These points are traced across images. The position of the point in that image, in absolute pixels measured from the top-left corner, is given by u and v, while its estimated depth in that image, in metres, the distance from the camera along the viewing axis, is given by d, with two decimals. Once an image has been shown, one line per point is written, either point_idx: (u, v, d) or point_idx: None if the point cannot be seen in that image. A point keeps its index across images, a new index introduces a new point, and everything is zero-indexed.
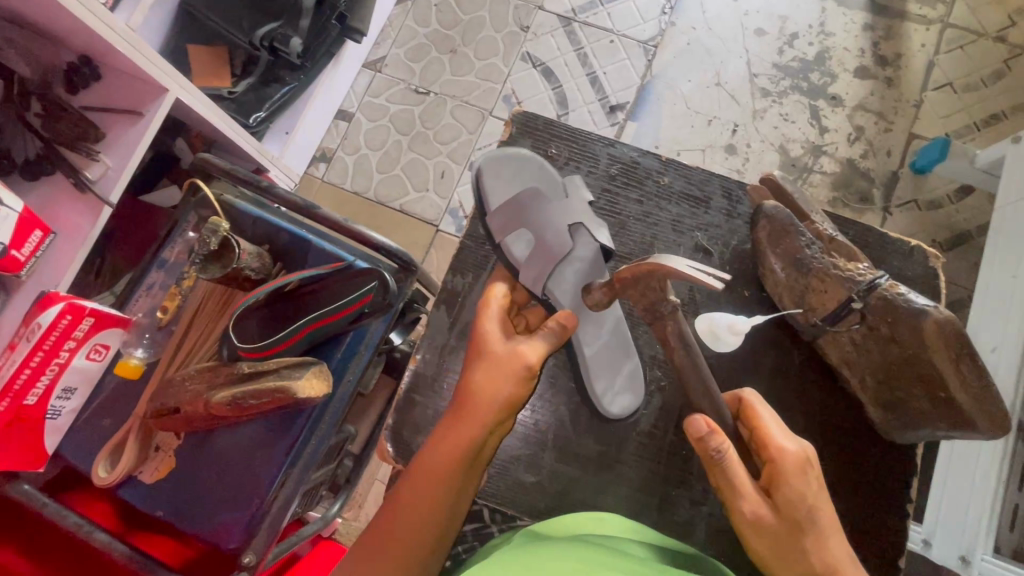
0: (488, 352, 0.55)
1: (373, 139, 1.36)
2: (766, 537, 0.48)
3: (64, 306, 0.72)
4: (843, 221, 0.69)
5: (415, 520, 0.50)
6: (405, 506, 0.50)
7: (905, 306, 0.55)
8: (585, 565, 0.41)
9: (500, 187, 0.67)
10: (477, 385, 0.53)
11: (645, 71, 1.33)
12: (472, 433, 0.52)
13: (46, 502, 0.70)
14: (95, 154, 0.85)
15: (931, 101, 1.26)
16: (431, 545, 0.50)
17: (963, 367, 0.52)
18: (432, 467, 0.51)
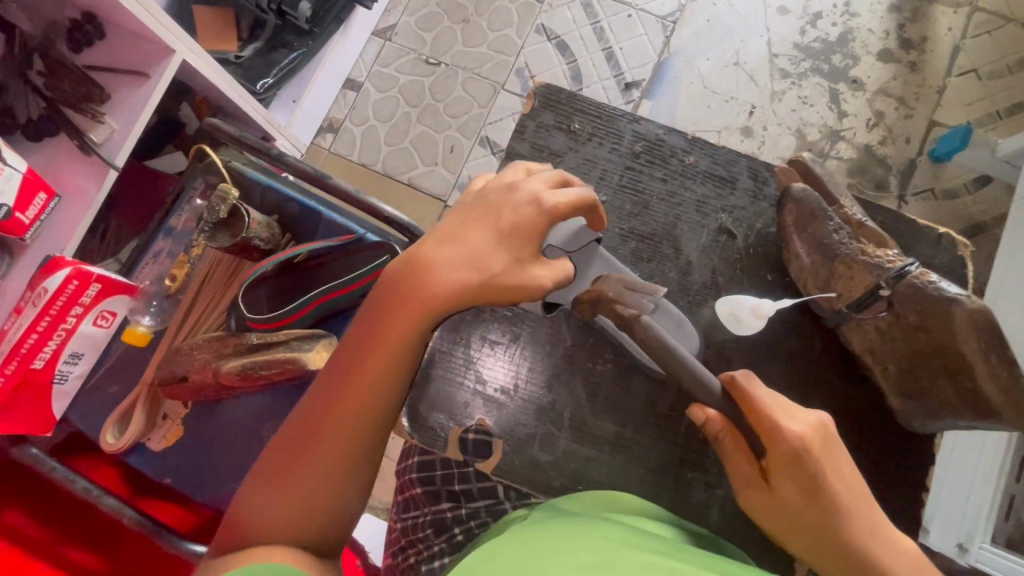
0: (476, 216, 0.48)
1: (382, 109, 1.32)
2: (772, 521, 0.49)
3: (71, 271, 0.70)
4: (870, 207, 0.68)
5: (364, 389, 0.47)
6: (350, 375, 0.48)
7: (937, 294, 0.55)
8: (613, 546, 0.41)
9: None
10: (441, 264, 0.46)
11: (663, 47, 1.30)
12: (427, 307, 0.46)
13: (55, 467, 0.69)
14: (100, 116, 0.83)
15: (954, 87, 1.23)
16: (363, 425, 0.48)
17: (992, 358, 0.52)
18: (383, 338, 0.47)
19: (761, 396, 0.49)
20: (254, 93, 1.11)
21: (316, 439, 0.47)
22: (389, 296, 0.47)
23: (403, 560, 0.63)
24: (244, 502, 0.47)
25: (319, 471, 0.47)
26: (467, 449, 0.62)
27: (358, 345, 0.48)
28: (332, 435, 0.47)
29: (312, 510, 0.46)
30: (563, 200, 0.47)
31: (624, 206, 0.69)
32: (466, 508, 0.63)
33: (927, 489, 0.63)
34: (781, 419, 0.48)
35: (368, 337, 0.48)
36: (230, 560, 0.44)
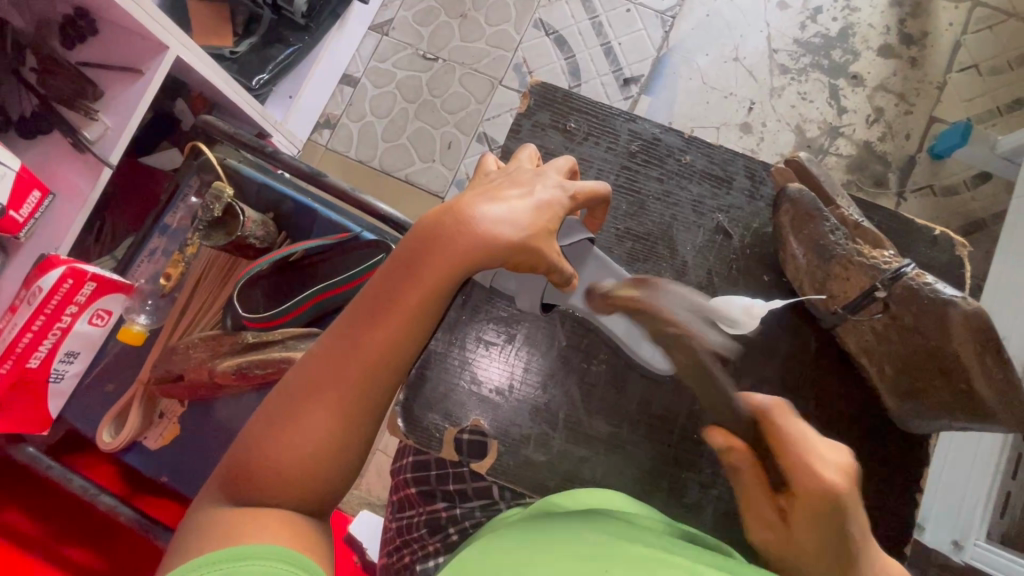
0: (511, 182, 0.49)
1: (379, 105, 1.32)
2: (793, 567, 0.45)
3: (65, 270, 0.70)
4: (867, 206, 0.68)
5: (385, 337, 0.45)
6: (369, 321, 0.45)
7: (934, 297, 0.55)
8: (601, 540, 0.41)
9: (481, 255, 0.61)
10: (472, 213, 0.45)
11: (662, 42, 1.29)
12: (460, 256, 0.45)
13: (51, 466, 0.70)
14: (94, 113, 0.82)
15: (955, 83, 1.22)
16: (382, 371, 0.45)
17: (986, 359, 0.52)
18: (408, 285, 0.45)
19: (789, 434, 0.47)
20: (248, 89, 1.11)
21: (329, 383, 0.44)
22: (422, 243, 0.45)
23: (398, 560, 0.63)
24: (247, 444, 0.44)
25: (327, 418, 0.44)
26: (463, 449, 0.62)
27: (381, 291, 0.46)
28: (345, 381, 0.44)
29: (315, 459, 0.43)
30: (581, 188, 0.51)
31: (620, 206, 0.68)
32: (462, 508, 0.62)
33: (923, 489, 0.63)
34: (813, 463, 0.45)
35: (392, 279, 0.46)
36: (231, 512, 0.41)
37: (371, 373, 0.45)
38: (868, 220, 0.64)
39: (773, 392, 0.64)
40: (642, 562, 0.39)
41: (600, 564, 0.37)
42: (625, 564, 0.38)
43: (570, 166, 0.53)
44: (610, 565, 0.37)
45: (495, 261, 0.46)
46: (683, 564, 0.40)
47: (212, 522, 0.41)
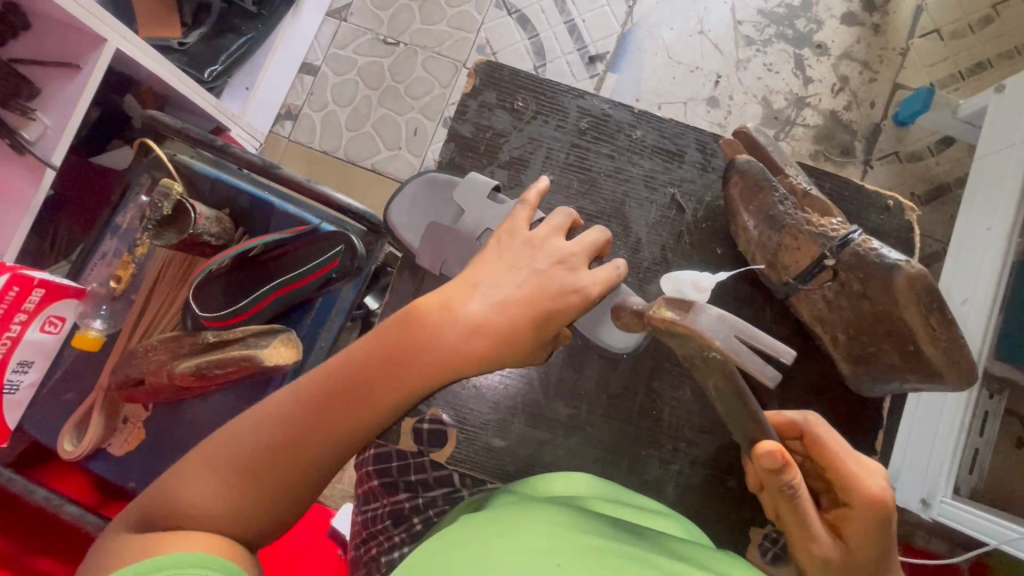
0: (515, 259, 0.49)
1: (341, 94, 1.28)
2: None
3: (9, 278, 0.67)
4: (819, 175, 0.68)
5: (354, 407, 0.45)
6: (335, 400, 0.45)
7: (877, 261, 0.55)
8: (560, 539, 0.40)
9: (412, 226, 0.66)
10: (468, 304, 0.46)
11: (626, 18, 1.27)
12: (440, 363, 0.45)
13: (12, 478, 0.68)
14: (32, 113, 0.79)
15: (917, 49, 1.23)
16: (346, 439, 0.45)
17: (931, 318, 0.52)
18: (384, 377, 0.45)
19: (835, 448, 0.51)
20: (201, 82, 1.07)
21: (287, 438, 0.44)
22: (411, 328, 0.46)
23: (363, 554, 0.60)
24: (185, 476, 0.43)
25: (282, 471, 0.44)
26: (423, 439, 0.62)
27: (355, 370, 0.45)
28: (303, 453, 0.44)
29: (259, 508, 0.43)
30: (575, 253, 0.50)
31: (571, 184, 0.68)
32: (423, 498, 0.60)
33: (878, 452, 0.64)
34: (865, 477, 0.49)
35: (375, 352, 0.46)
36: (153, 536, 0.40)
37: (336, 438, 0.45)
38: (817, 188, 0.64)
39: None
40: (597, 556, 0.38)
41: (550, 555, 0.38)
42: (577, 556, 0.38)
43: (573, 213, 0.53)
44: (557, 556, 0.38)
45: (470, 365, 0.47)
46: (640, 556, 0.40)
47: (133, 546, 0.40)
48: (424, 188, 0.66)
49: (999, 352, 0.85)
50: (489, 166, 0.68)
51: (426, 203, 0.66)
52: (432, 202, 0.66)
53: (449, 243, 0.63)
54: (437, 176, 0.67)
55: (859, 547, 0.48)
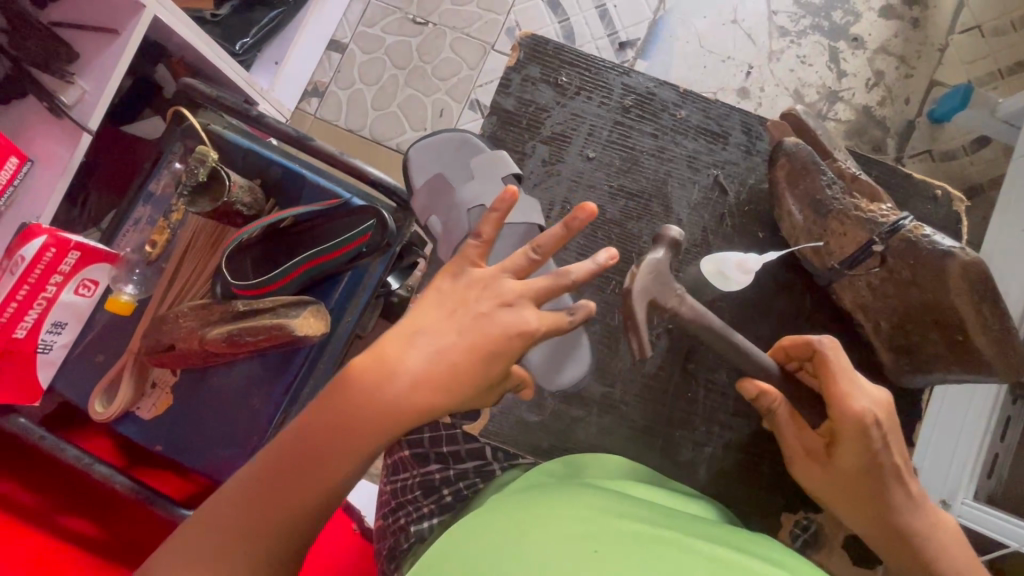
0: (459, 299, 0.48)
1: (368, 72, 1.28)
2: (824, 486, 0.55)
3: (47, 238, 0.68)
4: (866, 161, 0.67)
5: (296, 500, 0.43)
6: (300, 471, 0.43)
7: (929, 248, 0.54)
8: (596, 524, 0.40)
9: (426, 166, 0.68)
10: (395, 358, 0.45)
11: (658, 5, 1.25)
12: (380, 418, 0.44)
13: (44, 436, 0.68)
14: (70, 77, 0.80)
15: (957, 45, 1.20)
16: (291, 528, 0.42)
17: (983, 309, 0.51)
18: (344, 436, 0.44)
19: (835, 367, 0.53)
20: (233, 55, 1.07)
21: (227, 547, 0.41)
22: (341, 401, 0.44)
23: (393, 522, 0.60)
24: None
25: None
26: (456, 413, 0.66)
27: (314, 435, 0.44)
28: (251, 547, 0.41)
29: None
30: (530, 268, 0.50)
31: (614, 162, 0.68)
32: (455, 469, 0.62)
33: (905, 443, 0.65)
34: (854, 396, 0.52)
35: (311, 433, 0.44)
36: None
37: (280, 530, 0.42)
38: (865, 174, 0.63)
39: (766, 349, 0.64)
40: (629, 539, 0.38)
41: (587, 541, 0.37)
42: (608, 540, 0.38)
43: (556, 234, 0.48)
44: (596, 544, 0.36)
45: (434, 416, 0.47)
46: (672, 538, 0.40)
47: None
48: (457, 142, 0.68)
49: None
50: (530, 140, 0.68)
51: (450, 154, 0.69)
52: (455, 157, 0.68)
53: (443, 204, 0.67)
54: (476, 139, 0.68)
55: (844, 458, 0.53)
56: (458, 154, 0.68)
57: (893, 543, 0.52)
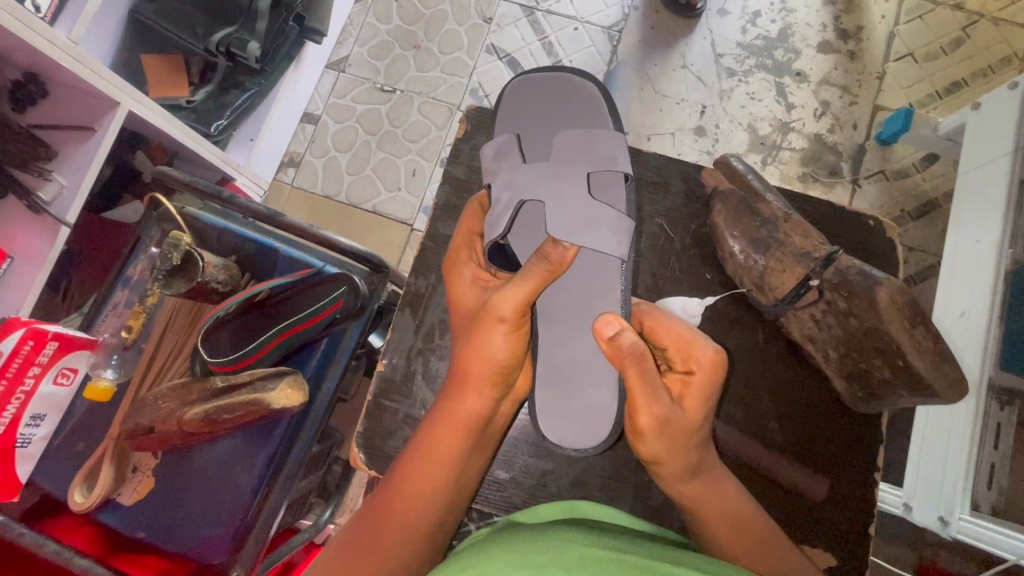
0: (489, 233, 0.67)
1: (341, 140, 1.34)
2: (671, 433, 0.54)
3: (24, 332, 0.70)
4: (792, 198, 0.73)
5: (458, 445, 0.57)
6: (449, 446, 0.57)
7: (862, 280, 0.63)
8: (559, 544, 0.43)
9: (534, 91, 0.74)
10: (485, 332, 0.58)
11: (611, 57, 1.33)
12: (492, 353, 0.58)
13: (23, 532, 0.66)
14: (48, 174, 0.84)
15: (894, 72, 1.27)
16: (463, 463, 0.58)
17: (915, 332, 0.60)
18: (451, 435, 0.57)
19: (672, 325, 0.58)
20: (207, 135, 1.09)
21: (426, 491, 0.56)
22: (475, 355, 0.58)
23: None
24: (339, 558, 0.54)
25: (431, 507, 0.56)
26: None
27: (464, 420, 0.58)
28: (437, 482, 0.57)
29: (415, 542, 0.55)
30: (551, 264, 0.59)
31: None
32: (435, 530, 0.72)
33: (860, 460, 0.68)
34: (706, 346, 0.56)
35: (462, 386, 0.58)
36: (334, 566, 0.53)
37: (457, 469, 0.58)
38: (795, 211, 0.71)
39: (727, 384, 0.68)
40: (596, 563, 0.41)
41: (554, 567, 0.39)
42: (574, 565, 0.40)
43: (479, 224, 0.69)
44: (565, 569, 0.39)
45: (501, 415, 0.62)
46: (638, 561, 0.42)
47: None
48: (584, 133, 0.70)
49: (1002, 363, 0.84)
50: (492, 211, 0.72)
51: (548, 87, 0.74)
52: (581, 153, 0.69)
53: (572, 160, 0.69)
54: (600, 132, 0.70)
55: (693, 411, 0.55)
56: (559, 89, 0.74)
57: (706, 498, 0.56)
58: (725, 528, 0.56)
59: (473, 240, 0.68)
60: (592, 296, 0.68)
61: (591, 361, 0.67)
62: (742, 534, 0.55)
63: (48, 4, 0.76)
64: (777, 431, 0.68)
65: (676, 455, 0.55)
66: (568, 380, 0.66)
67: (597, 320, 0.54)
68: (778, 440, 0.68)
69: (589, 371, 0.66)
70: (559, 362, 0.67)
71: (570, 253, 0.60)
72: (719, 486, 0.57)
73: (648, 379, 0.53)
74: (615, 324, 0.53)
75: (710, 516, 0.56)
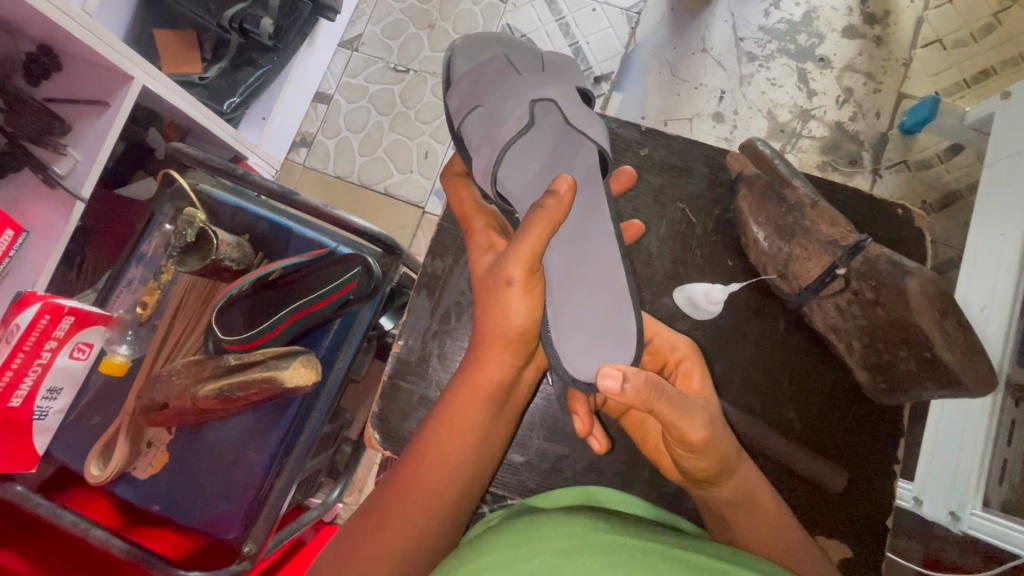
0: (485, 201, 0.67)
1: (354, 120, 1.32)
2: (718, 434, 0.51)
3: (41, 306, 0.70)
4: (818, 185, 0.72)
5: (474, 418, 0.56)
6: (462, 415, 0.55)
7: (891, 272, 0.61)
8: (581, 530, 0.42)
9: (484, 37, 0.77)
10: (502, 299, 0.55)
11: (629, 39, 1.30)
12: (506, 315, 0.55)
13: (41, 502, 0.67)
14: (62, 149, 0.83)
15: (921, 58, 1.23)
16: (479, 436, 0.56)
17: (945, 323, 0.59)
18: (466, 407, 0.56)
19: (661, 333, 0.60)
20: (220, 114, 1.09)
21: (442, 466, 0.54)
22: (490, 321, 0.56)
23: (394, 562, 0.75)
24: (361, 534, 0.52)
25: (447, 482, 0.55)
26: None
27: (476, 389, 0.56)
28: (453, 455, 0.55)
29: (434, 520, 0.53)
30: (548, 210, 0.55)
31: None
32: None
33: (878, 455, 0.67)
34: (678, 341, 0.60)
35: (481, 355, 0.56)
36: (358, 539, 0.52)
37: (473, 442, 0.56)
38: (823, 198, 0.70)
39: (746, 374, 0.68)
40: (618, 550, 0.40)
41: (577, 554, 0.39)
42: (597, 552, 0.40)
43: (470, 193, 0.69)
44: (587, 557, 0.39)
45: (527, 383, 0.60)
46: (660, 549, 0.42)
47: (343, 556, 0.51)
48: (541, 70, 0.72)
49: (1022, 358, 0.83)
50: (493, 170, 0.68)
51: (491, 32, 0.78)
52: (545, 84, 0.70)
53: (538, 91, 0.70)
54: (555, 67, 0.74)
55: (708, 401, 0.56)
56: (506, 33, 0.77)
57: (760, 500, 0.54)
58: (771, 523, 0.53)
59: (467, 208, 0.67)
60: (594, 239, 0.64)
61: (608, 305, 0.61)
62: (784, 527, 0.53)
63: None
64: (796, 422, 0.67)
65: (721, 455, 0.51)
66: (581, 325, 0.59)
67: (599, 378, 0.50)
68: (795, 432, 0.67)
69: (607, 317, 0.60)
70: (570, 309, 0.60)
71: (568, 186, 0.56)
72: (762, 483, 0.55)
73: (675, 392, 0.50)
74: (618, 371, 0.49)
75: (761, 512, 0.53)
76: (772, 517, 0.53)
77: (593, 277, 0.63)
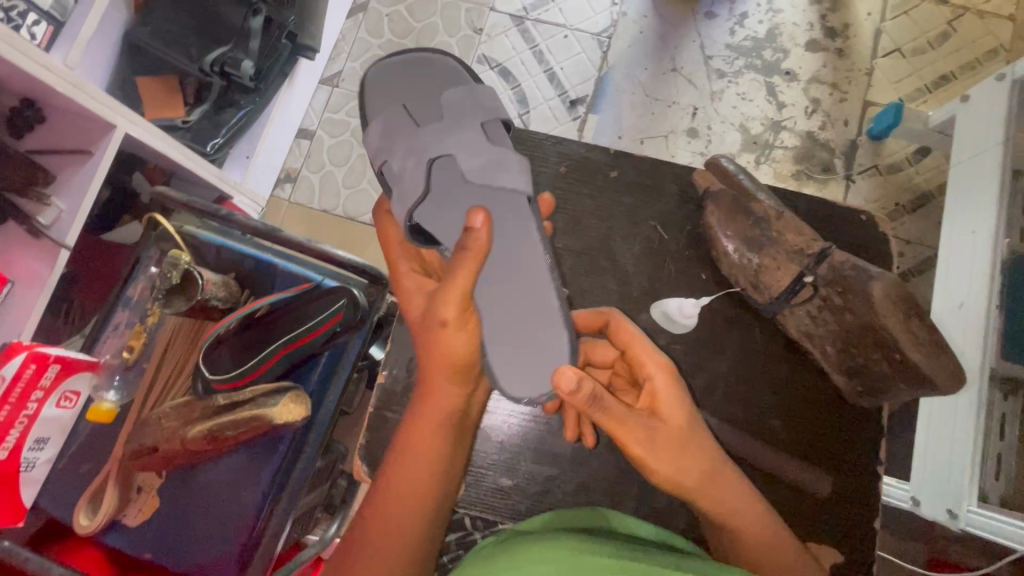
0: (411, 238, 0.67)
1: (336, 154, 1.35)
2: (663, 452, 0.52)
3: (25, 356, 0.70)
4: (784, 197, 0.74)
5: (433, 442, 0.57)
6: (420, 442, 0.56)
7: (852, 273, 0.64)
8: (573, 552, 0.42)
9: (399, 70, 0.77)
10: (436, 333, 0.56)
11: (602, 63, 1.34)
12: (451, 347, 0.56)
13: (29, 556, 0.66)
14: (46, 198, 0.84)
15: (882, 67, 1.28)
16: (440, 457, 0.57)
17: (913, 323, 0.61)
18: (421, 433, 0.57)
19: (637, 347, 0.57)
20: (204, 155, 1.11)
21: (409, 493, 0.56)
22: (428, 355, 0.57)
23: None
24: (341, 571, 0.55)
25: (414, 506, 0.56)
26: None
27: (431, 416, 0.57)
28: (418, 481, 0.56)
29: (409, 545, 0.55)
30: (469, 249, 0.55)
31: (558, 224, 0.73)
32: None
33: (862, 458, 0.68)
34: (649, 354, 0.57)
35: (426, 382, 0.57)
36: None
37: (435, 464, 0.57)
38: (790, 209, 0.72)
39: (729, 384, 0.69)
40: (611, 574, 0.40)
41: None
42: None
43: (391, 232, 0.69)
44: None
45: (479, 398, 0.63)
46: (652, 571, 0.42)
47: None
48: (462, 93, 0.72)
49: (1001, 352, 0.85)
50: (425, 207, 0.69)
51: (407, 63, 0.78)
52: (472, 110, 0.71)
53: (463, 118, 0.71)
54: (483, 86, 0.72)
55: (672, 415, 0.55)
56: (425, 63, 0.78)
57: (740, 509, 0.54)
58: (758, 529, 0.54)
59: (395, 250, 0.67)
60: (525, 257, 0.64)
61: (543, 324, 0.62)
62: (767, 533, 0.54)
63: (43, 32, 0.77)
64: (781, 429, 0.68)
65: (676, 470, 0.52)
66: (516, 352, 0.61)
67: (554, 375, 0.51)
68: (781, 440, 0.68)
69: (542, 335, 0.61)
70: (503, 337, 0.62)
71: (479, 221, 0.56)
72: (746, 491, 0.55)
73: (615, 412, 0.52)
74: (575, 371, 0.50)
75: (742, 523, 0.54)
76: (753, 524, 0.54)
77: (523, 296, 0.63)
